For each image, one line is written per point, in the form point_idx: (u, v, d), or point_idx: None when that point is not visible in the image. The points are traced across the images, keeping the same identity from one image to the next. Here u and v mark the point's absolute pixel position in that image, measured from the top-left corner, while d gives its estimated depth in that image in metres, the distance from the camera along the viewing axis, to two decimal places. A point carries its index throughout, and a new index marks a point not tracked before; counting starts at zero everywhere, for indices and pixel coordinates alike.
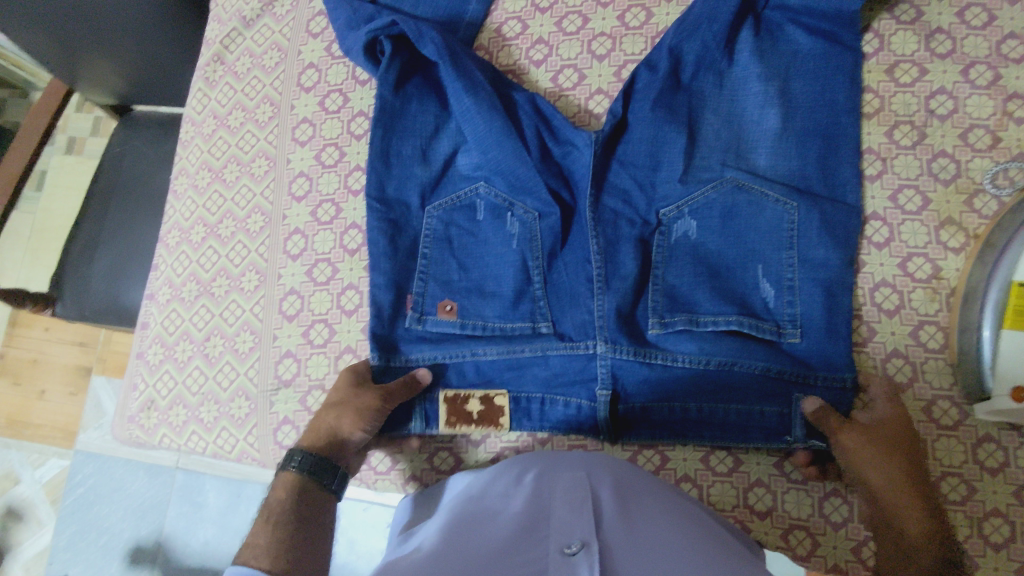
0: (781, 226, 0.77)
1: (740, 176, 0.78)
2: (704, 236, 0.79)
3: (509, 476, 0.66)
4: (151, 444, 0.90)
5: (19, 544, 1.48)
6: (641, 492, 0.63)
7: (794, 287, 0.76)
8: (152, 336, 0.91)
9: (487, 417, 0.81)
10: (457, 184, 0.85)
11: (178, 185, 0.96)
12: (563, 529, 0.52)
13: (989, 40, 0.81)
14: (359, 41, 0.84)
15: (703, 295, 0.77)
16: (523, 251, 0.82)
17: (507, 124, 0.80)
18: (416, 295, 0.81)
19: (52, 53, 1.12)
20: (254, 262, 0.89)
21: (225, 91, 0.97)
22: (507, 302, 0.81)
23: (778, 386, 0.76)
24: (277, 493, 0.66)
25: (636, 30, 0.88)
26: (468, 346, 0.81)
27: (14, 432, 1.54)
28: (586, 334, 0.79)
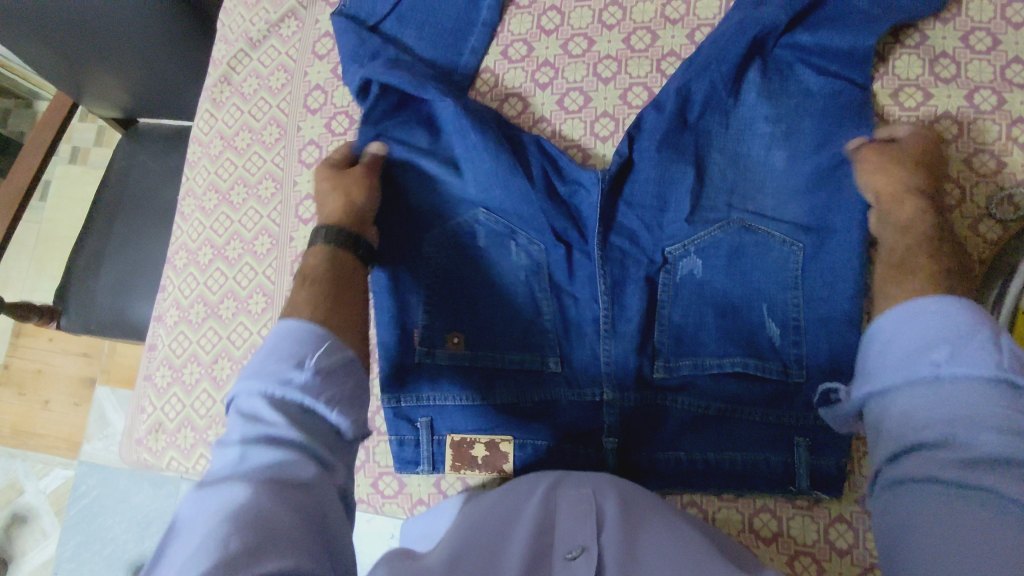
0: (788, 267, 0.78)
1: (745, 218, 0.80)
2: (711, 274, 0.80)
3: (525, 478, 0.74)
4: (159, 465, 0.90)
5: (22, 555, 1.48)
6: (639, 493, 0.71)
7: (800, 326, 0.77)
8: (160, 358, 0.92)
9: (491, 463, 0.82)
10: (456, 211, 0.83)
11: (185, 205, 0.97)
12: (567, 536, 0.61)
13: (993, 64, 0.81)
14: (356, 91, 0.84)
15: (709, 336, 0.79)
16: (531, 287, 0.83)
17: (513, 163, 0.80)
18: (423, 330, 0.81)
19: (59, 66, 1.13)
20: (261, 284, 0.90)
21: (232, 112, 0.97)
22: (515, 337, 0.82)
23: (778, 432, 0.77)
24: (310, 260, 0.74)
25: (641, 53, 0.88)
26: (477, 389, 0.81)
27: (17, 442, 1.54)
28: (594, 380, 0.81)
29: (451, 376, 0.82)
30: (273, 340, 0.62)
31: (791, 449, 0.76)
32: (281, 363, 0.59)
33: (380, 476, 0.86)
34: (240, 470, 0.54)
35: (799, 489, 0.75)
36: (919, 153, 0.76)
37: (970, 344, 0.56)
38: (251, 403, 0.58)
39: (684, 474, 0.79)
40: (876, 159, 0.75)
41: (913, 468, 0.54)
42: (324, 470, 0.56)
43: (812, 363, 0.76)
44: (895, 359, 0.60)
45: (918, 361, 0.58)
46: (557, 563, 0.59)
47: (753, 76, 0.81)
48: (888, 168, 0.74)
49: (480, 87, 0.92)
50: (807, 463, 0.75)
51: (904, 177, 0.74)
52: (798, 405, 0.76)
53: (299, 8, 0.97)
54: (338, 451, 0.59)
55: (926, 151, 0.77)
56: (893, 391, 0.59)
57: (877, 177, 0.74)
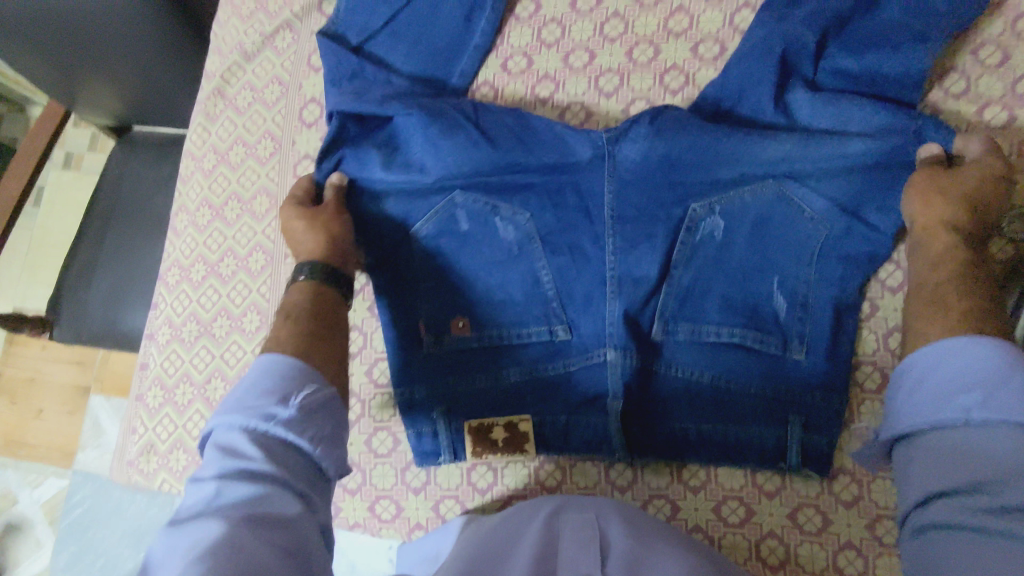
0: (807, 241, 0.75)
1: (779, 180, 0.75)
2: (731, 235, 0.76)
3: (526, 506, 0.72)
4: (150, 488, 0.88)
5: (16, 564, 1.46)
6: (644, 523, 0.68)
7: (808, 303, 0.75)
8: (152, 377, 0.90)
9: (513, 443, 0.81)
10: (429, 198, 0.80)
11: (178, 221, 0.95)
12: (570, 564, 0.58)
13: (1003, 79, 0.79)
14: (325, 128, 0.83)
15: (712, 304, 0.77)
16: (525, 255, 0.80)
17: (471, 141, 0.78)
18: (427, 318, 0.80)
19: (53, 78, 1.11)
20: (255, 302, 0.88)
21: (226, 126, 0.95)
22: (518, 308, 0.80)
23: (776, 407, 0.75)
24: (294, 296, 0.74)
25: (644, 66, 0.87)
26: (489, 368, 0.80)
27: (10, 452, 1.52)
28: (600, 342, 0.78)
29: (458, 355, 0.80)
30: (254, 376, 0.61)
31: (784, 424, 0.75)
32: (261, 398, 0.59)
33: (377, 500, 0.84)
34: (216, 506, 0.52)
35: (789, 466, 0.75)
36: (971, 183, 0.71)
37: (1001, 387, 0.54)
38: (229, 437, 0.57)
39: (683, 453, 0.78)
40: (923, 183, 0.70)
41: (941, 514, 0.53)
42: (305, 505, 0.55)
43: (814, 341, 0.75)
44: (923, 398, 0.58)
45: (946, 403, 0.56)
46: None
47: (798, 94, 0.76)
48: (930, 197, 0.70)
49: (479, 100, 0.90)
50: (800, 444, 0.74)
51: (944, 211, 0.69)
52: (793, 383, 0.75)
53: (293, 19, 0.95)
54: (318, 487, 0.58)
55: (981, 181, 0.71)
56: (920, 432, 0.58)
57: (915, 207, 0.71)
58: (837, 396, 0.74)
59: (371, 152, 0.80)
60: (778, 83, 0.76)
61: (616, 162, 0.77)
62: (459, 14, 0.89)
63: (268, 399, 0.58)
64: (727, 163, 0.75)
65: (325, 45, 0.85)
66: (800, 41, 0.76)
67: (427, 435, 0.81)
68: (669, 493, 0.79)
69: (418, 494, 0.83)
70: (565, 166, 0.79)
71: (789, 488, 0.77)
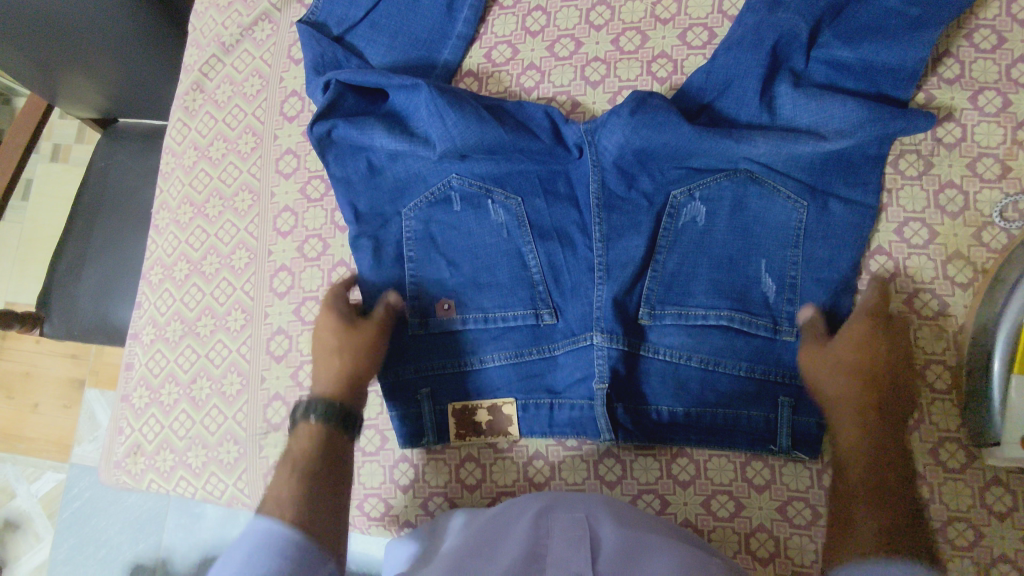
0: (789, 224, 0.75)
1: (754, 168, 0.76)
2: (713, 222, 0.77)
3: (519, 505, 0.70)
4: (138, 489, 0.87)
5: (17, 558, 1.45)
6: (636, 521, 0.67)
7: (796, 285, 0.75)
8: (137, 378, 0.89)
9: (497, 429, 0.80)
10: (426, 181, 0.82)
11: (159, 218, 0.93)
12: (560, 562, 0.57)
13: (998, 64, 0.78)
14: (319, 97, 0.82)
15: (699, 287, 0.76)
16: (514, 239, 0.80)
17: (478, 114, 0.78)
18: (412, 300, 0.79)
19: (36, 78, 1.07)
20: (240, 300, 0.87)
21: (206, 120, 0.93)
22: (504, 290, 0.80)
23: (761, 389, 0.75)
24: (301, 441, 0.69)
25: (631, 54, 0.85)
26: (474, 352, 0.80)
27: (7, 447, 1.51)
28: (587, 327, 0.78)
29: (444, 337, 0.80)
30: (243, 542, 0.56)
31: (774, 407, 0.75)
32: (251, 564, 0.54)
33: (365, 499, 0.82)
34: None
35: (779, 448, 0.74)
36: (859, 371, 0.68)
37: None
38: None
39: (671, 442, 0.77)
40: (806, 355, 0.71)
41: None
42: None
43: (803, 323, 0.74)
44: None
45: None
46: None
47: (784, 88, 0.75)
48: (819, 375, 0.70)
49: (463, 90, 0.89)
50: (791, 423, 0.74)
51: (838, 389, 0.68)
52: (784, 365, 0.75)
53: (273, 11, 0.93)
54: None
55: (868, 350, 0.68)
56: None
57: (816, 386, 0.70)
58: None
59: (373, 122, 0.80)
60: (766, 75, 0.75)
61: (597, 149, 0.79)
62: (441, 3, 0.87)
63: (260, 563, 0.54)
64: (708, 156, 0.75)
65: (308, 35, 0.84)
66: (792, 32, 0.74)
67: (410, 417, 0.80)
68: (659, 487, 0.78)
69: (406, 492, 0.82)
70: (556, 154, 0.80)
71: (779, 482, 0.76)
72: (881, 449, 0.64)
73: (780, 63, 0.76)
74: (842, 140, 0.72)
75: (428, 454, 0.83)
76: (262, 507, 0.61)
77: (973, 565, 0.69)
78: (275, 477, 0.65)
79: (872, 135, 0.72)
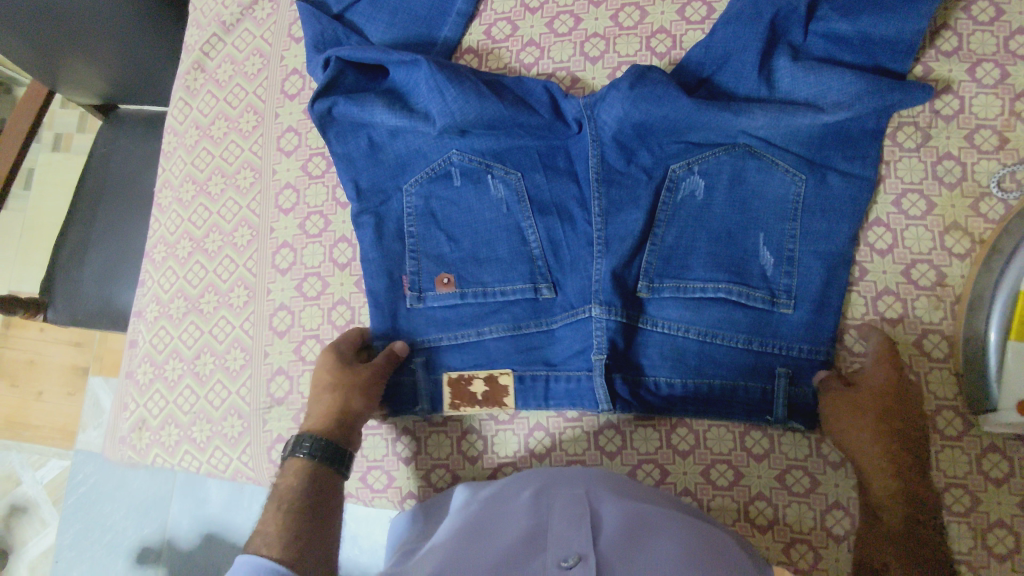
0: (787, 197, 0.76)
1: (752, 142, 0.76)
2: (711, 196, 0.77)
3: (517, 483, 0.69)
4: (144, 464, 0.89)
5: (24, 544, 1.47)
6: (638, 500, 0.65)
7: (794, 257, 0.75)
8: (141, 354, 0.90)
9: (492, 398, 0.80)
10: (426, 157, 0.82)
11: (161, 197, 0.94)
12: (561, 541, 0.56)
13: (996, 36, 0.78)
14: (319, 75, 0.82)
15: (697, 261, 0.77)
16: (513, 214, 0.81)
17: (478, 89, 0.78)
18: (412, 274, 0.80)
19: (37, 66, 1.07)
20: (242, 277, 0.88)
21: (208, 100, 0.94)
22: (503, 266, 0.80)
23: (760, 361, 0.75)
24: (287, 478, 0.68)
25: (630, 30, 0.85)
26: (472, 326, 0.80)
27: (13, 433, 1.52)
28: (585, 300, 0.78)
29: (444, 311, 0.81)
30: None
31: (772, 377, 0.75)
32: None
33: (368, 471, 0.83)
34: None
35: (774, 418, 0.75)
36: (880, 411, 0.69)
37: None
38: None
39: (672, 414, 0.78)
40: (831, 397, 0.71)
41: None
42: None
43: (801, 293, 0.75)
44: None
45: None
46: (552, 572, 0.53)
47: (782, 62, 0.75)
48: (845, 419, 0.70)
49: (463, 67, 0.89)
50: (786, 392, 0.74)
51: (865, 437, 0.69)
52: (782, 336, 0.75)
53: None
54: None
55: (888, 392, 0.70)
56: None
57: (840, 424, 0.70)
58: (824, 349, 0.75)
59: (373, 99, 0.80)
60: (765, 49, 0.75)
61: (596, 124, 0.79)
62: None
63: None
64: (706, 130, 0.75)
65: (308, 12, 0.84)
66: (790, 5, 0.74)
67: (406, 386, 0.81)
68: (659, 457, 0.78)
69: (408, 465, 0.83)
70: (555, 128, 0.80)
71: (778, 451, 0.76)
72: (910, 493, 0.66)
73: (778, 36, 0.77)
74: (839, 113, 0.73)
75: (430, 427, 0.84)
76: (249, 546, 0.61)
77: (969, 530, 0.70)
78: (261, 517, 0.64)
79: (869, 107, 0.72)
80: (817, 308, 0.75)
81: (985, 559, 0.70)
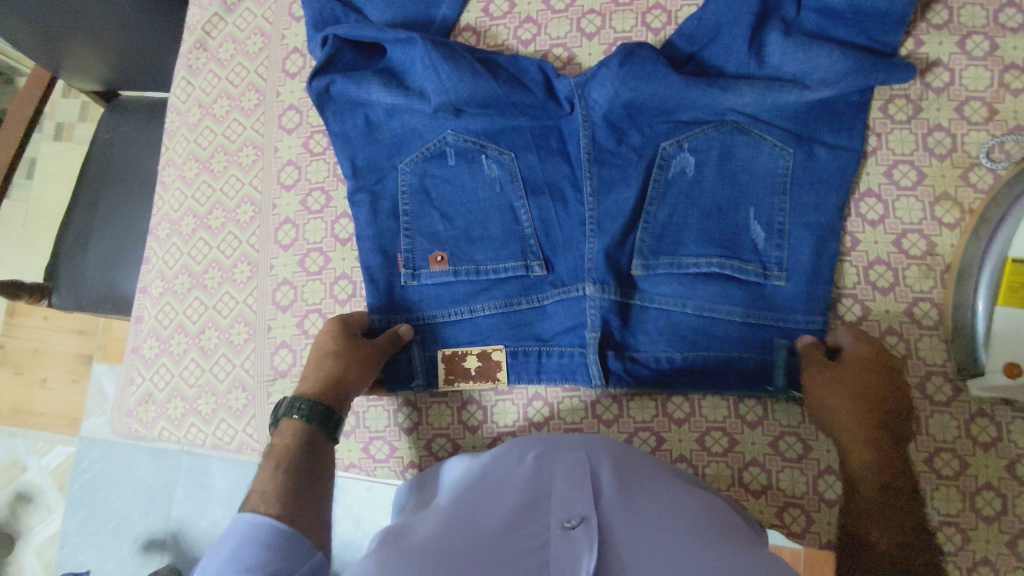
0: (775, 171, 0.77)
1: (740, 119, 0.77)
2: (701, 172, 0.78)
3: (510, 449, 0.63)
4: (151, 438, 0.90)
5: (30, 530, 1.45)
6: (641, 467, 0.60)
7: (784, 231, 0.77)
8: (146, 329, 0.91)
9: (485, 373, 0.82)
10: (422, 137, 0.83)
11: (165, 175, 0.95)
12: (563, 503, 0.50)
13: (986, 9, 0.79)
14: (318, 53, 0.84)
15: (690, 236, 0.78)
16: (506, 194, 0.82)
17: (472, 67, 0.79)
18: (406, 252, 0.82)
19: (41, 55, 1.08)
20: (245, 253, 0.89)
21: (210, 79, 0.96)
22: (496, 243, 0.82)
23: (756, 332, 0.77)
24: (284, 439, 0.65)
25: (625, 6, 0.86)
26: (466, 303, 0.82)
27: (18, 421, 1.50)
28: (577, 278, 0.80)
29: (437, 288, 0.82)
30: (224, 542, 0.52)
31: (772, 348, 0.77)
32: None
33: (371, 441, 0.85)
34: None
35: (776, 388, 0.76)
36: (863, 384, 0.68)
37: None
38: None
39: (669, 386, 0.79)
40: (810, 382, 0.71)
41: None
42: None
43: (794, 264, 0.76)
44: None
45: None
46: (553, 535, 0.46)
47: (773, 36, 0.77)
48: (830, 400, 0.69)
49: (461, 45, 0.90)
50: (785, 362, 0.76)
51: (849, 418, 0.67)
52: (775, 308, 0.77)
53: None
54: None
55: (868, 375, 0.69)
56: None
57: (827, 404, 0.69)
58: (819, 319, 0.76)
59: (370, 78, 0.82)
60: (755, 23, 0.77)
61: (587, 102, 0.80)
62: None
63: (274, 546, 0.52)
64: (694, 106, 0.77)
65: None
66: None
67: (402, 361, 0.83)
68: (654, 425, 0.80)
69: (410, 435, 0.85)
70: (549, 109, 0.82)
71: (771, 418, 0.78)
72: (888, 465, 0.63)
73: (770, 11, 0.78)
74: (825, 87, 0.74)
75: (431, 398, 0.85)
76: (244, 503, 0.58)
77: (958, 492, 0.72)
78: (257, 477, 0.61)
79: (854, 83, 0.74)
80: (808, 279, 0.76)
81: (973, 521, 0.71)
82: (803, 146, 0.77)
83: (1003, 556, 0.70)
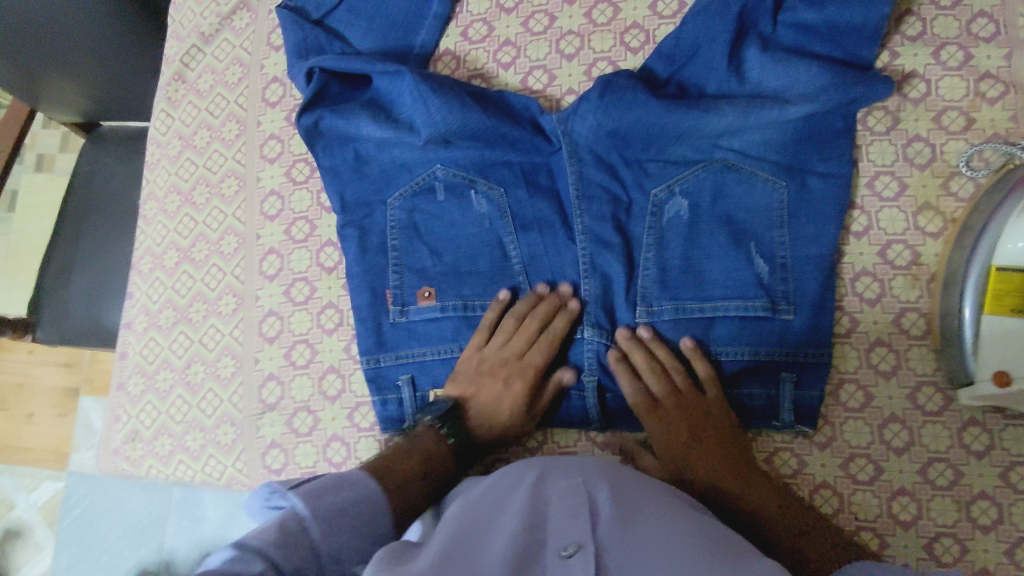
0: (771, 205, 0.76)
1: (729, 156, 0.78)
2: (697, 214, 0.78)
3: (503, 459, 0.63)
4: (138, 476, 0.89)
5: (18, 569, 1.42)
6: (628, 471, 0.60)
7: (787, 264, 0.76)
8: (132, 366, 0.90)
9: None
10: (411, 171, 0.83)
11: (147, 209, 0.95)
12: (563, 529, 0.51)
13: (959, 19, 0.80)
14: (304, 87, 0.84)
15: (691, 278, 0.77)
16: (495, 229, 0.81)
17: (461, 97, 0.80)
18: (394, 288, 0.80)
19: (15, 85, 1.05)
20: (230, 285, 0.88)
21: (189, 110, 0.96)
22: (485, 279, 0.81)
23: (766, 368, 0.75)
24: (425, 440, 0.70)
25: (603, 27, 0.87)
26: (456, 341, 0.80)
27: (3, 458, 1.47)
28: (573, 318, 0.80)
29: (427, 324, 0.80)
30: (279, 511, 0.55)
31: (777, 382, 0.75)
32: None
33: None
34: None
35: (783, 423, 0.75)
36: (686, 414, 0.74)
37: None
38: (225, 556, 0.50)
39: None
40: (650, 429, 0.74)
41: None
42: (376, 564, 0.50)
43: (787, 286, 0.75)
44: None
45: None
46: (551, 564, 0.48)
47: (751, 52, 0.78)
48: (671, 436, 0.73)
49: (441, 70, 0.90)
50: (792, 399, 0.75)
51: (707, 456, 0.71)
52: (783, 341, 0.75)
53: None
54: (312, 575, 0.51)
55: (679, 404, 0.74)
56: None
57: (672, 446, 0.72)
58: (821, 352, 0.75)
59: (358, 112, 0.83)
60: (733, 40, 0.77)
61: (570, 137, 0.81)
62: None
63: (356, 538, 0.55)
64: (681, 133, 0.78)
65: (286, 21, 0.87)
66: None
67: (392, 401, 0.80)
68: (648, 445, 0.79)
69: None
70: (538, 144, 0.82)
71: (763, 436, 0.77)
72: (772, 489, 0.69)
73: (747, 28, 0.79)
74: (805, 102, 0.75)
75: None
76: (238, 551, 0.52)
77: (952, 503, 0.72)
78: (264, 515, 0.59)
79: (833, 98, 0.74)
80: (806, 303, 0.75)
81: (970, 531, 0.71)
82: (786, 161, 0.77)
83: (1002, 566, 0.70)
